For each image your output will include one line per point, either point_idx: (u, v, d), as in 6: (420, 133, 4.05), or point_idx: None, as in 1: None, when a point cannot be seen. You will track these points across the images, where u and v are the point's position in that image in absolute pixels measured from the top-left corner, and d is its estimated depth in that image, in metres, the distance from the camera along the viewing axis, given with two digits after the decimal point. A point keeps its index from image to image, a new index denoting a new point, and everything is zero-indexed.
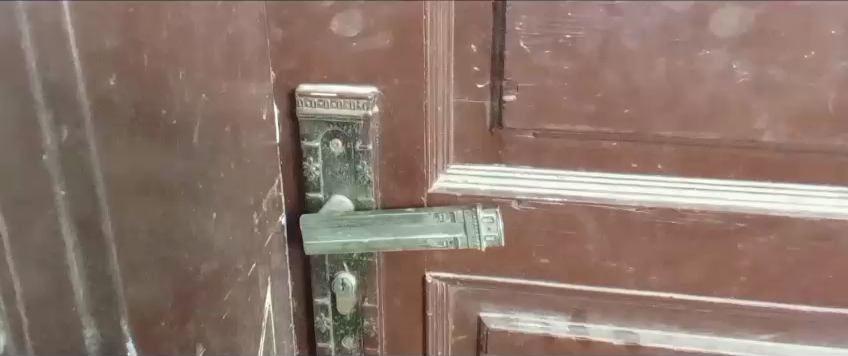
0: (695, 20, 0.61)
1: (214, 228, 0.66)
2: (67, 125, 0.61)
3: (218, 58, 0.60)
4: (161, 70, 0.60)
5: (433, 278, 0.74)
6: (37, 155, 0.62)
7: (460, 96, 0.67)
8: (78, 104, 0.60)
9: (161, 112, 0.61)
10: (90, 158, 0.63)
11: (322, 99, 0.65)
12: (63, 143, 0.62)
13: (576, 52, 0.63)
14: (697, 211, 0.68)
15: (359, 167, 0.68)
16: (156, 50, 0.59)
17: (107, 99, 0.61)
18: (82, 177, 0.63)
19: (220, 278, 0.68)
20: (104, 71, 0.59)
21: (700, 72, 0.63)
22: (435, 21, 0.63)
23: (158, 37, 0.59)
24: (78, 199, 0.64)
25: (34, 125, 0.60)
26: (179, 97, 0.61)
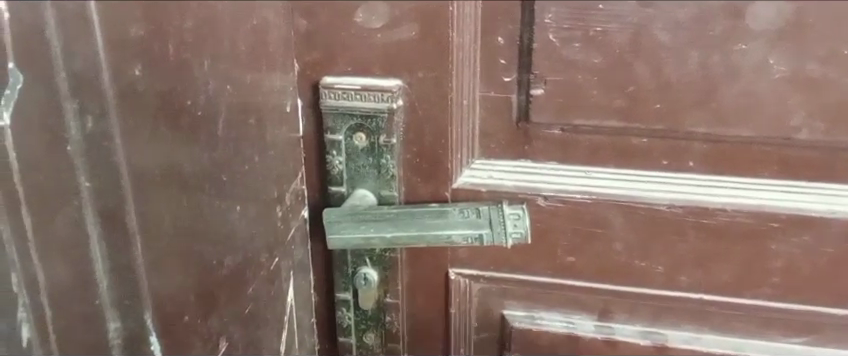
0: (731, 12, 0.59)
1: (237, 220, 0.67)
2: (92, 115, 0.63)
3: (243, 52, 0.62)
4: (186, 61, 0.61)
5: (456, 274, 0.73)
6: (62, 147, 0.63)
7: (486, 90, 0.66)
8: (101, 95, 0.62)
9: (185, 102, 0.63)
10: (115, 152, 0.64)
11: (345, 91, 0.64)
12: (87, 133, 0.63)
13: (606, 45, 0.62)
14: (729, 210, 0.66)
15: (383, 161, 0.68)
16: (180, 39, 0.61)
17: (132, 87, 0.62)
18: (108, 177, 0.65)
19: (240, 273, 0.70)
20: (130, 62, 0.61)
21: (736, 67, 0.61)
22: (461, 13, 0.62)
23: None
24: (102, 191, 0.65)
25: (58, 111, 0.62)
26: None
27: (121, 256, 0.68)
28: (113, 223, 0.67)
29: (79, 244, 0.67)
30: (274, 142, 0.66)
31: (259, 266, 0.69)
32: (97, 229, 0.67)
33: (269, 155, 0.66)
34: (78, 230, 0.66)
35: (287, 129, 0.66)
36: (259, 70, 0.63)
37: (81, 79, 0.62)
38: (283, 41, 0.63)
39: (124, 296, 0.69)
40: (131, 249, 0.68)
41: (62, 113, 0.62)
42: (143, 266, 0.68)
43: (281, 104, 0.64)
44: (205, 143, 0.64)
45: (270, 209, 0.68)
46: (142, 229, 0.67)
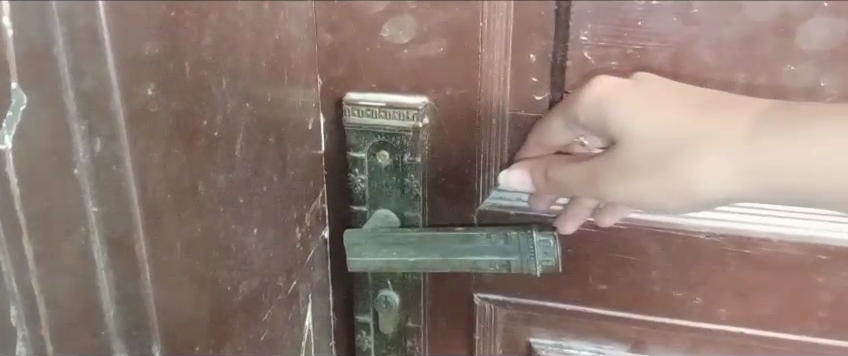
0: (780, 31, 0.57)
1: (254, 246, 0.57)
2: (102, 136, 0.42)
3: (265, 66, 0.54)
4: (203, 81, 0.47)
5: (481, 299, 0.70)
6: (67, 170, 0.43)
7: (516, 108, 0.63)
8: (109, 111, 0.41)
9: (203, 123, 0.48)
10: (126, 176, 0.43)
11: (369, 108, 0.63)
12: (96, 157, 0.43)
13: (645, 64, 0.59)
14: (773, 241, 0.62)
15: (407, 180, 0.65)
16: (199, 58, 0.46)
17: (145, 110, 0.43)
18: (118, 201, 0.44)
19: (258, 301, 0.58)
20: (142, 79, 0.42)
21: (781, 89, 0.58)
22: (493, 28, 0.59)
23: (203, 44, 0.46)
24: (111, 219, 0.44)
25: (63, 134, 0.42)
26: (219, 108, 0.50)
27: (131, 286, 0.46)
28: (120, 251, 0.45)
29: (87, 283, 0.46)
30: (295, 161, 0.62)
31: (277, 290, 0.61)
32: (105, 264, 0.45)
33: (290, 175, 0.61)
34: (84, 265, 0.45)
35: (310, 146, 0.64)
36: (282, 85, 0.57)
37: (88, 98, 0.41)
38: (305, 58, 0.60)
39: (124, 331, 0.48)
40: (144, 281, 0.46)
41: (68, 135, 0.42)
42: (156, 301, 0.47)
43: (305, 122, 0.63)
44: (223, 165, 0.51)
45: (291, 232, 0.62)
46: (154, 255, 0.46)
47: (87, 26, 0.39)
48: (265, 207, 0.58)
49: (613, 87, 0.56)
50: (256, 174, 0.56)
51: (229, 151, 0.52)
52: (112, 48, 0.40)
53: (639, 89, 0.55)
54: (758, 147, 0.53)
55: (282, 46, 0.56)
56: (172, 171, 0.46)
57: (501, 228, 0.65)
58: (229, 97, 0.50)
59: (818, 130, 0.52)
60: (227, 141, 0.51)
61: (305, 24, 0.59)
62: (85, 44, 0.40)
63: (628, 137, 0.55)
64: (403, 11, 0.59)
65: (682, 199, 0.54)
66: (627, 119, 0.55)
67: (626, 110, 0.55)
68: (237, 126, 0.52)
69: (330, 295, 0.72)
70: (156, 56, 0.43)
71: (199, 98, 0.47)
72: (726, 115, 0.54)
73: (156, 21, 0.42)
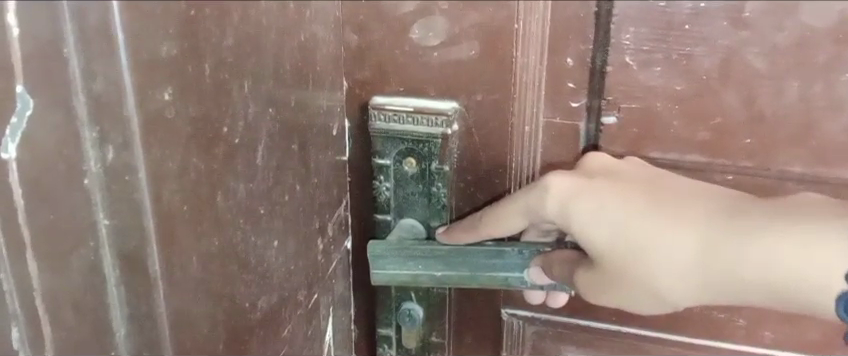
0: (839, 38, 0.53)
1: (275, 258, 0.54)
2: (114, 145, 0.38)
3: (290, 70, 0.52)
4: (224, 84, 0.44)
5: (510, 315, 0.66)
6: (78, 181, 0.39)
7: (550, 115, 0.60)
8: (122, 120, 0.38)
9: (223, 130, 0.45)
10: (141, 188, 0.39)
11: (396, 113, 0.60)
12: (109, 167, 0.39)
13: (691, 70, 0.56)
14: None
15: (434, 189, 0.63)
16: (220, 59, 0.44)
17: (160, 117, 0.39)
18: (131, 213, 0.40)
19: (279, 316, 0.56)
20: (159, 83, 0.39)
21: (839, 100, 0.55)
22: (529, 31, 0.56)
23: (224, 44, 0.44)
24: (127, 234, 0.40)
25: (73, 138, 0.38)
26: (240, 114, 0.47)
27: (141, 303, 0.42)
28: (133, 266, 0.41)
29: (95, 302, 0.42)
30: (318, 168, 0.59)
31: (297, 303, 0.59)
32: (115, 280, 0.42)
33: (312, 182, 0.59)
34: (96, 283, 0.42)
35: (334, 152, 0.62)
36: (306, 89, 0.55)
37: (99, 102, 0.37)
38: (330, 60, 0.58)
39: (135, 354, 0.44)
40: (155, 299, 0.42)
41: (78, 141, 0.38)
42: (168, 317, 0.43)
43: (329, 127, 0.60)
44: (244, 174, 0.49)
45: (312, 243, 0.60)
46: (168, 270, 0.42)
47: (100, 18, 0.36)
48: (286, 217, 0.55)
49: (571, 182, 0.56)
50: (278, 183, 0.53)
51: (250, 159, 0.49)
52: (127, 44, 0.36)
53: (596, 184, 0.56)
54: (715, 258, 0.53)
55: (306, 49, 0.54)
56: (187, 183, 0.42)
57: (536, 244, 0.61)
58: (251, 102, 0.48)
59: (774, 240, 0.52)
60: (248, 146, 0.49)
61: (331, 24, 0.57)
62: (97, 39, 0.36)
63: (586, 236, 0.55)
64: (435, 12, 0.57)
65: (641, 296, 0.55)
66: (582, 218, 0.55)
67: (582, 209, 0.55)
68: (259, 134, 0.50)
69: (352, 306, 0.70)
70: (173, 58, 0.39)
71: (219, 103, 0.44)
72: (683, 222, 0.54)
73: (175, 22, 0.39)
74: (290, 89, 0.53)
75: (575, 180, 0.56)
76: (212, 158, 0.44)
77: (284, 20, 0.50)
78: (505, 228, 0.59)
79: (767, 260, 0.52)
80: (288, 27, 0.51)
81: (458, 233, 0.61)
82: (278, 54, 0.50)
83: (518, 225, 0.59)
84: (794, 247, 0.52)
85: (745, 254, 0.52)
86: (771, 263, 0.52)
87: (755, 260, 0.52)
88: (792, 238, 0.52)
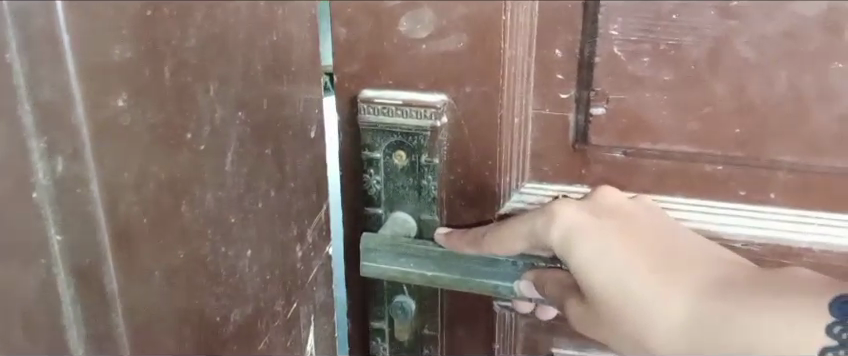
0: (827, 26, 0.53)
1: (248, 268, 0.61)
2: (62, 155, 0.49)
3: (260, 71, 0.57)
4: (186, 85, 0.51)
5: (501, 307, 0.66)
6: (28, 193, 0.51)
7: (540, 107, 0.60)
8: (72, 128, 0.47)
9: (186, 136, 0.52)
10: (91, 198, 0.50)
11: (385, 106, 0.59)
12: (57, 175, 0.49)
13: (680, 60, 0.56)
14: (817, 251, 0.61)
15: (424, 182, 0.62)
16: (183, 60, 0.50)
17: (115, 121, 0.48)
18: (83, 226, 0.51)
19: (251, 326, 0.63)
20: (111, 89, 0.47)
21: (830, 89, 0.55)
22: (516, 22, 0.56)
23: (186, 46, 0.50)
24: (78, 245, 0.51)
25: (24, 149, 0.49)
26: (207, 120, 0.53)
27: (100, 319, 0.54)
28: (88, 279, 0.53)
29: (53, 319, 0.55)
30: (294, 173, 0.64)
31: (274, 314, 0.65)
32: (72, 293, 0.54)
33: (288, 187, 0.64)
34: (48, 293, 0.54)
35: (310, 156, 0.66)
36: (282, 87, 0.59)
37: (43, 107, 0.47)
38: (304, 60, 0.61)
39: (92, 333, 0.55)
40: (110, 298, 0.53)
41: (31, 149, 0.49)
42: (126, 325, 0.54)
43: (307, 130, 0.64)
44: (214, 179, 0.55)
45: (290, 250, 0.65)
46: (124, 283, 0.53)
47: (44, 26, 0.45)
48: (258, 225, 0.61)
49: (580, 216, 0.57)
50: (249, 190, 0.59)
51: (217, 166, 0.55)
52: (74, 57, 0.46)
53: (600, 224, 0.57)
54: (703, 318, 0.54)
55: (279, 48, 0.58)
56: (148, 194, 0.51)
57: (529, 256, 0.62)
58: (218, 106, 0.54)
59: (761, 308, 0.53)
60: (214, 157, 0.55)
61: (307, 22, 0.59)
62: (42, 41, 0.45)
63: (585, 274, 0.56)
64: (422, 4, 0.56)
65: (629, 344, 0.56)
66: (584, 257, 0.56)
67: (585, 247, 0.56)
68: (228, 139, 0.56)
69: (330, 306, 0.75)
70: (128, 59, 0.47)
71: (181, 108, 0.51)
72: (679, 279, 0.55)
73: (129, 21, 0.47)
74: (264, 92, 0.58)
75: (582, 218, 0.57)
76: (174, 165, 0.52)
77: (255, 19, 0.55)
78: (507, 248, 0.60)
79: (747, 329, 0.53)
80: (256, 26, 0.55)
81: (456, 241, 0.61)
82: (247, 55, 0.55)
83: (517, 246, 0.60)
84: (777, 321, 0.53)
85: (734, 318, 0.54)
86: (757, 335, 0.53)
87: (740, 327, 0.53)
88: (775, 312, 0.53)
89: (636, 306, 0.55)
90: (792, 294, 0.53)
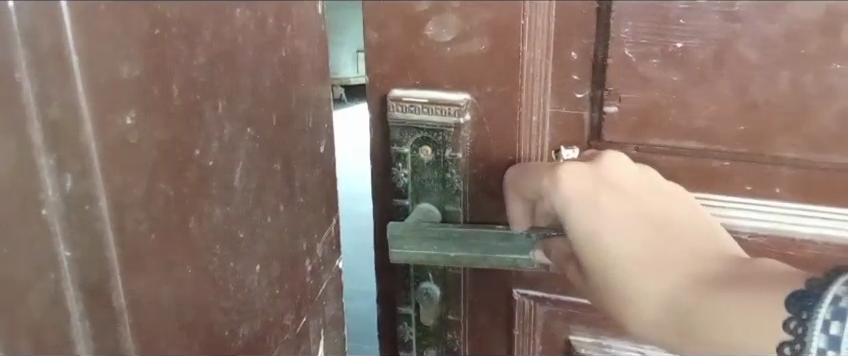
0: (827, 29, 0.57)
1: (253, 283, 0.59)
2: None
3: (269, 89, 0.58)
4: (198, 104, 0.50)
5: (521, 295, 0.70)
6: None
7: (557, 106, 0.64)
8: None
9: None
10: None
11: (412, 104, 0.64)
12: None
13: (687, 61, 0.60)
14: (817, 243, 0.65)
15: (448, 175, 0.67)
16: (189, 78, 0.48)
17: None
18: None
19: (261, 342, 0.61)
20: None
21: (830, 88, 0.59)
22: (534, 26, 0.60)
23: (195, 64, 0.48)
24: None
25: None
26: (213, 136, 0.51)
27: None
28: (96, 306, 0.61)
29: None
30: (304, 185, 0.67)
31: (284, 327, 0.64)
32: None
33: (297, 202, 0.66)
34: None
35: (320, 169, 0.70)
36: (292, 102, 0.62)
37: None
38: (316, 73, 0.65)
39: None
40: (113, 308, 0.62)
41: None
42: None
43: (317, 144, 0.68)
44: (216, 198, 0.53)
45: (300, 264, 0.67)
46: None
47: (50, 45, 0.39)
48: (268, 240, 0.61)
49: (577, 179, 0.56)
50: (259, 204, 0.59)
51: (224, 180, 0.53)
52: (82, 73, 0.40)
53: (600, 190, 0.55)
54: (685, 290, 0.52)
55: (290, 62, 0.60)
56: (149, 214, 0.46)
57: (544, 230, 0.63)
58: (225, 124, 0.53)
59: (745, 288, 0.50)
60: (222, 172, 0.53)
61: (316, 38, 0.65)
62: None
63: (580, 233, 0.54)
64: (447, 10, 0.61)
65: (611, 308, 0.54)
66: (581, 218, 0.54)
67: (583, 209, 0.54)
68: (235, 153, 0.54)
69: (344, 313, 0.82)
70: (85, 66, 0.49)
71: (190, 126, 0.49)
72: (668, 246, 0.53)
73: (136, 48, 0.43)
74: (269, 108, 0.58)
75: (583, 183, 0.56)
76: (183, 181, 0.49)
77: (261, 35, 0.55)
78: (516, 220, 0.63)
79: (727, 307, 0.50)
80: (266, 42, 0.56)
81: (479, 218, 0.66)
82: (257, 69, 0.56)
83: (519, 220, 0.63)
84: (760, 303, 0.49)
85: (715, 293, 0.51)
86: (736, 315, 0.50)
87: (720, 304, 0.50)
88: (756, 293, 0.50)
89: (621, 267, 0.52)
90: (762, 291, 0.50)
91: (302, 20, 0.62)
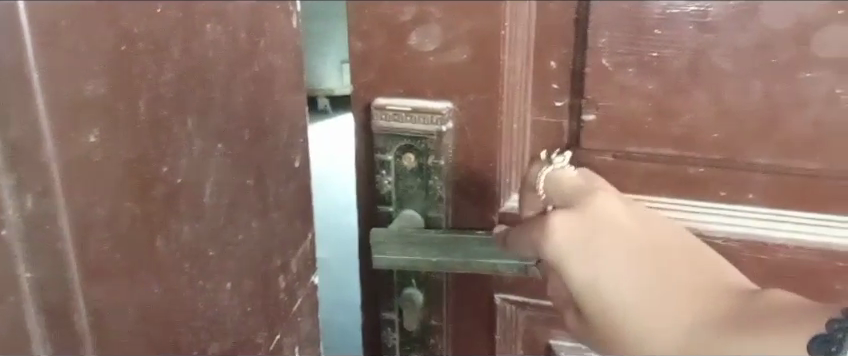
0: (797, 39, 0.59)
1: (226, 302, 0.79)
2: (30, 193, 0.72)
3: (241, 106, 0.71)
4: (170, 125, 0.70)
5: (502, 300, 0.71)
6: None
7: (538, 114, 0.66)
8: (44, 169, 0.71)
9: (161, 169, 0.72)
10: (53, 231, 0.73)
11: (396, 112, 0.65)
12: (25, 213, 0.72)
13: (663, 70, 0.62)
14: (790, 247, 0.67)
15: (431, 182, 0.68)
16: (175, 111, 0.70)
17: (88, 151, 0.71)
18: (46, 256, 0.74)
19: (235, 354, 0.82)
20: (86, 129, 0.70)
21: (799, 96, 0.61)
22: (514, 36, 0.62)
23: (163, 78, 0.68)
24: (39, 280, 0.75)
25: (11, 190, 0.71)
26: (180, 153, 0.72)
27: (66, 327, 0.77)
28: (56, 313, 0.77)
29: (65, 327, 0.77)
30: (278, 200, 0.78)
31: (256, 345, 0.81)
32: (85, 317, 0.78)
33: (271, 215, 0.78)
34: (48, 312, 0.76)
35: (295, 186, 0.79)
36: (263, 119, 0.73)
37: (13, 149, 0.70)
38: (290, 85, 0.73)
39: (65, 323, 0.77)
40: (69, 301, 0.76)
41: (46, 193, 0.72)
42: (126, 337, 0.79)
43: (289, 160, 0.77)
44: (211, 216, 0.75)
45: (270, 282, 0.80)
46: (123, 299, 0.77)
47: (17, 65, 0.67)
48: (239, 256, 0.77)
49: (573, 222, 0.54)
50: (230, 221, 0.76)
51: (193, 199, 0.74)
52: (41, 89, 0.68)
53: (597, 229, 0.54)
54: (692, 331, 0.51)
55: (262, 76, 0.71)
56: (122, 222, 0.73)
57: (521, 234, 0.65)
58: (195, 141, 0.71)
59: (752, 328, 0.50)
60: (191, 189, 0.73)
61: (290, 53, 0.72)
62: (50, 102, 0.69)
63: (583, 281, 0.53)
64: (430, 20, 0.61)
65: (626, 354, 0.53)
66: (582, 266, 0.53)
67: (583, 255, 0.53)
68: (203, 174, 0.73)
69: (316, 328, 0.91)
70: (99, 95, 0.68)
71: (156, 133, 0.70)
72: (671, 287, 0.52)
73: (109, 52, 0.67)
74: (242, 124, 0.72)
75: (580, 225, 0.54)
76: (147, 196, 0.73)
77: (233, 52, 0.69)
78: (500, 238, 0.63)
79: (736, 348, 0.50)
80: (240, 57, 0.69)
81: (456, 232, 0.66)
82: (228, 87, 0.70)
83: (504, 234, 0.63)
84: (767, 343, 0.49)
85: (723, 334, 0.50)
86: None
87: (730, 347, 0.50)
88: (763, 333, 0.49)
89: (628, 315, 0.52)
90: (774, 330, 0.49)
91: (276, 34, 0.70)
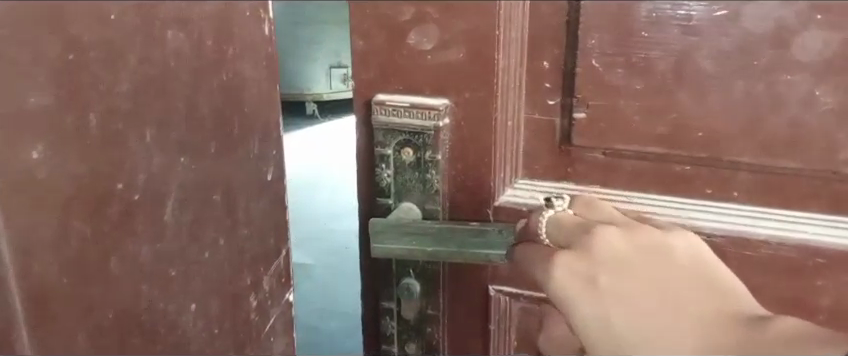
0: (776, 43, 0.62)
1: (190, 323, 0.80)
2: None
3: (208, 118, 0.75)
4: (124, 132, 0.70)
5: (496, 291, 0.74)
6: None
7: (531, 112, 0.69)
8: None
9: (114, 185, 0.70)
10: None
11: (395, 108, 0.68)
12: None
13: (650, 71, 0.65)
14: (773, 244, 0.69)
15: (428, 176, 0.71)
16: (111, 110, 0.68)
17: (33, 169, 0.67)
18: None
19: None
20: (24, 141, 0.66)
21: (780, 97, 0.64)
22: (508, 36, 0.65)
23: (119, 86, 0.68)
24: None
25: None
26: (139, 169, 0.72)
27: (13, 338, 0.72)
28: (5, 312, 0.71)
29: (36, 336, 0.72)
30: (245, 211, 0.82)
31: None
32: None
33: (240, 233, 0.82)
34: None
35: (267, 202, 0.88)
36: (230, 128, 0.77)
37: None
38: None
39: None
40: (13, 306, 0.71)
41: None
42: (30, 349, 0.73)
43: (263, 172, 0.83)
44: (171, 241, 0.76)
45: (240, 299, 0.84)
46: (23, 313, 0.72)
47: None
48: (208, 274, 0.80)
49: (570, 264, 0.57)
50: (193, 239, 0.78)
51: (150, 216, 0.74)
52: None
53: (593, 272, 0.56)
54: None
55: (229, 85, 0.75)
56: (62, 248, 0.70)
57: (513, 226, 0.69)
58: (155, 155, 0.73)
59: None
60: (148, 210, 0.74)
61: None
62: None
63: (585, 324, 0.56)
64: (428, 21, 0.65)
65: None
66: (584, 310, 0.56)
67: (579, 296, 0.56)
68: (166, 186, 0.74)
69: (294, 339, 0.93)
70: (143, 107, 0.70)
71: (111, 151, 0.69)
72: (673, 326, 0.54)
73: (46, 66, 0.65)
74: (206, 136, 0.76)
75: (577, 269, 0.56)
76: (102, 216, 0.70)
77: (195, 60, 0.72)
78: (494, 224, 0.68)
79: None
80: (204, 65, 0.73)
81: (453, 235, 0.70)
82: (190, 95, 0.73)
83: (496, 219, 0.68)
84: None
85: None
86: None
87: None
88: None
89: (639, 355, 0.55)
90: None
91: (245, 41, 0.75)
